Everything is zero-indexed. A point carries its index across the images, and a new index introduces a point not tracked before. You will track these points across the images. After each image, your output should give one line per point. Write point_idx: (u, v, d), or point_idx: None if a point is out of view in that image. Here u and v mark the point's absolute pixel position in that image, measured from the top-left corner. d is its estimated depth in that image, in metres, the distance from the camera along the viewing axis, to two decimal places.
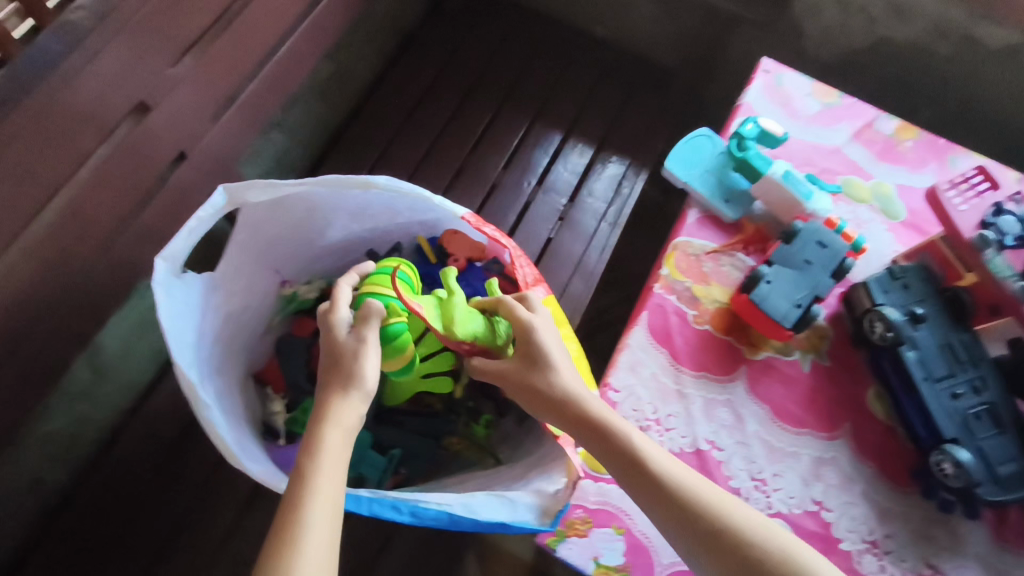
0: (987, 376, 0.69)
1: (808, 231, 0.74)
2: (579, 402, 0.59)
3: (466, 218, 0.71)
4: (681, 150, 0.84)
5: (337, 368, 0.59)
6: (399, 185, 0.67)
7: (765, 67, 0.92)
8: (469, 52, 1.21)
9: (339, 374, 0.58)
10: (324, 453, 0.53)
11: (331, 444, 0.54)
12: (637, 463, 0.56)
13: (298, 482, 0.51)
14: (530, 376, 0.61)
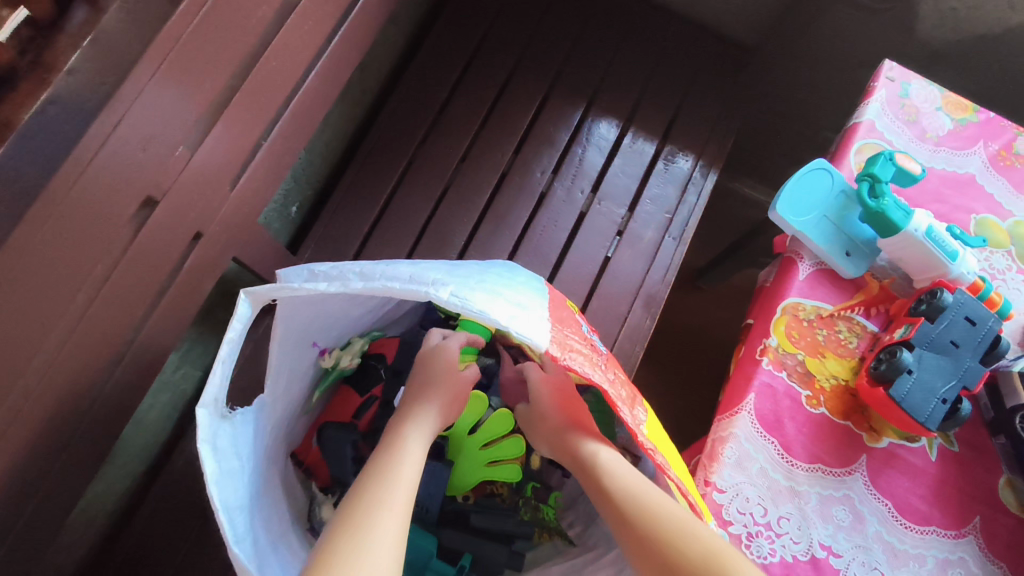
0: None
1: (956, 306, 0.62)
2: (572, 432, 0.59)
3: (549, 353, 0.47)
4: (792, 188, 0.70)
5: (426, 367, 0.62)
6: (467, 295, 0.49)
7: (888, 73, 0.76)
8: (511, 25, 1.03)
9: (432, 372, 0.61)
10: (420, 429, 0.55)
11: (422, 424, 0.56)
12: (619, 495, 0.51)
13: (383, 454, 0.51)
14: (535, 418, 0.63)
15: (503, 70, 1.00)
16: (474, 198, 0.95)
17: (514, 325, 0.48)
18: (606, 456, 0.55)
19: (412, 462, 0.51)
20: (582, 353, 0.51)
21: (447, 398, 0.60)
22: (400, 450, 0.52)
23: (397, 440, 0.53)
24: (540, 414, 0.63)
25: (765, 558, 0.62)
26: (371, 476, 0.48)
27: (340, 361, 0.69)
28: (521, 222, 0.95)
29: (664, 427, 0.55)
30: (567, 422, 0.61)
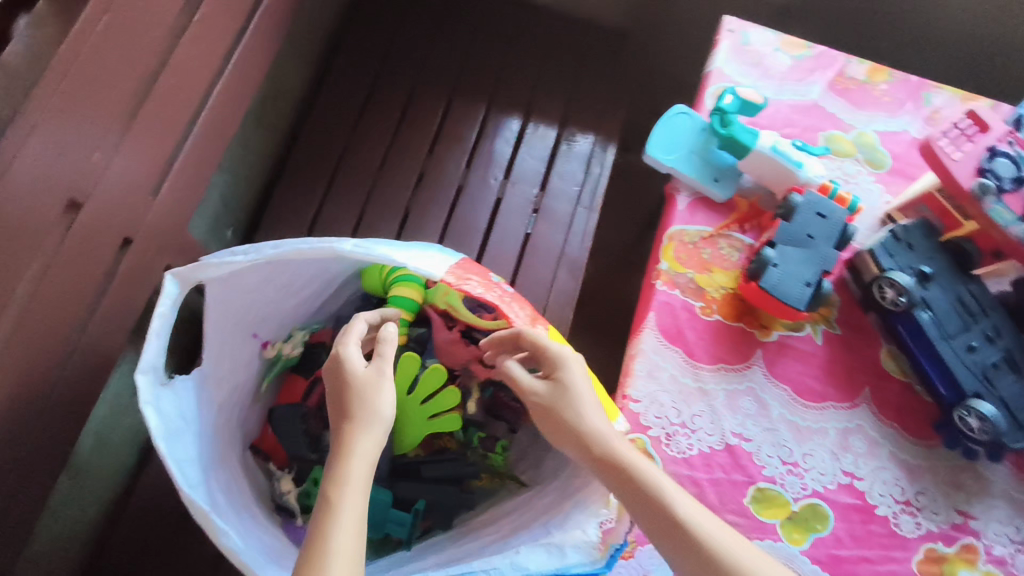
0: (999, 324, 0.68)
1: (807, 204, 0.72)
2: (605, 441, 0.53)
3: (444, 280, 0.60)
4: (660, 133, 0.80)
5: (352, 397, 0.53)
6: (368, 246, 0.59)
7: (728, 26, 0.87)
8: (408, 43, 1.12)
9: (359, 406, 0.52)
10: (358, 473, 0.48)
11: (355, 477, 0.48)
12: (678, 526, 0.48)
13: (316, 529, 0.44)
14: (559, 408, 0.55)
15: (407, 83, 1.10)
16: (396, 200, 1.03)
17: (412, 263, 0.60)
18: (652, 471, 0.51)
19: (349, 533, 0.44)
20: (477, 282, 0.63)
21: (376, 429, 0.51)
22: (336, 518, 0.45)
23: (325, 505, 0.46)
24: (567, 391, 0.56)
25: (684, 452, 0.69)
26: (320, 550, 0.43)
27: (283, 350, 0.76)
28: (444, 214, 1.03)
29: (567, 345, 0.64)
30: (592, 414, 0.55)
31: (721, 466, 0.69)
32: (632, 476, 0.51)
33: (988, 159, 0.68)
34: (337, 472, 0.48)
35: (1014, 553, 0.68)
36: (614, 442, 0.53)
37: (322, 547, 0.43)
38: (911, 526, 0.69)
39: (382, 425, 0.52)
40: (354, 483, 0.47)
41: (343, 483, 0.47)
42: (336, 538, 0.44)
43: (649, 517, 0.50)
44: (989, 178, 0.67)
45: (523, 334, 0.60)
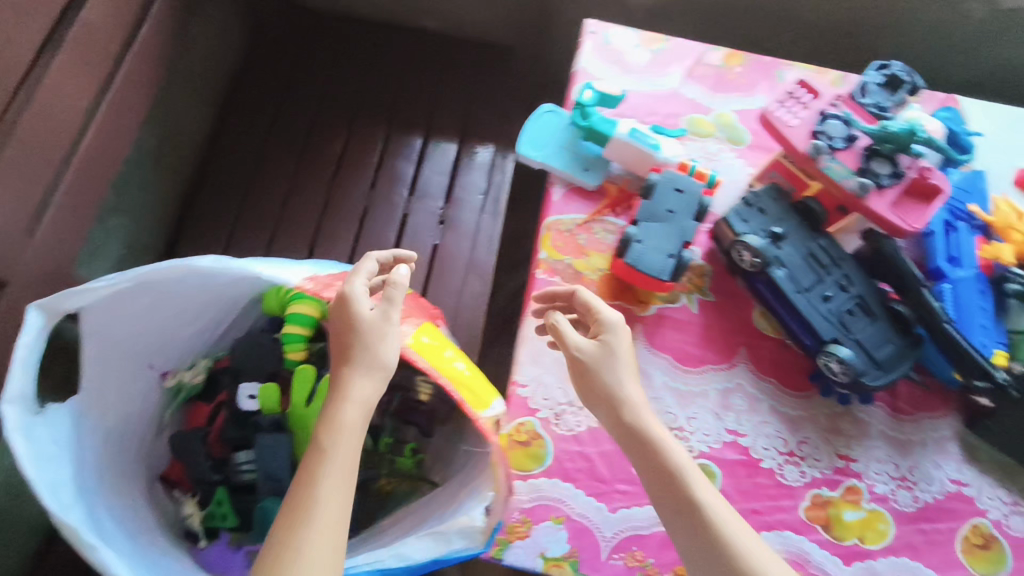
0: (851, 273, 0.72)
1: (664, 181, 0.76)
2: (630, 409, 0.58)
3: (302, 287, 0.64)
4: (529, 132, 0.84)
5: (356, 341, 0.57)
6: (226, 262, 0.63)
7: (589, 28, 0.92)
8: (306, 77, 1.17)
9: (361, 352, 0.56)
10: (354, 421, 0.54)
11: (347, 424, 0.53)
12: (683, 500, 0.54)
13: (310, 471, 0.51)
14: (600, 370, 0.60)
15: (307, 116, 1.14)
16: (304, 228, 1.06)
17: (271, 273, 0.64)
18: (670, 449, 0.57)
19: (335, 479, 0.51)
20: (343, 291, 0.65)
21: (374, 375, 0.56)
22: (326, 463, 0.51)
23: (317, 451, 0.52)
24: (612, 356, 0.60)
25: (573, 429, 0.72)
26: (304, 485, 0.50)
27: (184, 379, 0.78)
28: (352, 235, 1.06)
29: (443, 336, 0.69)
30: (626, 383, 0.60)
31: (609, 438, 0.72)
32: (654, 452, 0.57)
33: (821, 123, 0.72)
34: (331, 419, 0.53)
35: (894, 490, 0.72)
36: (638, 414, 0.58)
37: (310, 490, 0.50)
38: (795, 475, 0.72)
39: (381, 373, 0.56)
40: (346, 432, 0.53)
41: (337, 430, 0.53)
42: (322, 484, 0.50)
43: (659, 486, 0.56)
44: (822, 140, 0.72)
45: (582, 295, 0.65)
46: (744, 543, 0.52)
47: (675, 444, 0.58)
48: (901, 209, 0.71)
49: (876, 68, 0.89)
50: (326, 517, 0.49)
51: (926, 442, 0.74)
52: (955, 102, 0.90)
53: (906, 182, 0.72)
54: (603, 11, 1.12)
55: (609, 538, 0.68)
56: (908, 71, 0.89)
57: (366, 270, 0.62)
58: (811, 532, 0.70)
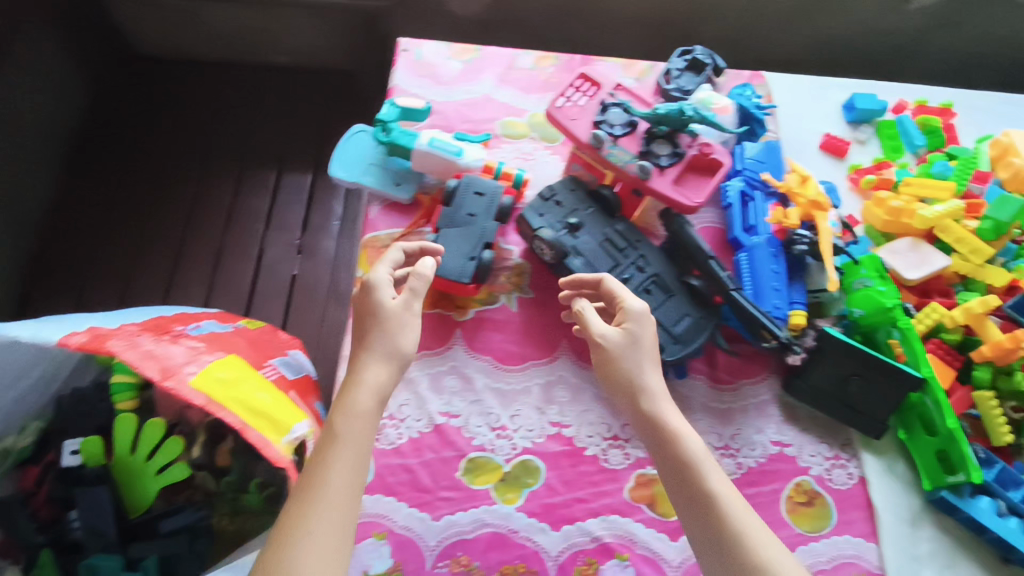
0: (647, 253, 0.73)
1: (464, 186, 0.77)
2: (646, 397, 0.58)
3: (72, 342, 0.63)
4: (341, 152, 0.84)
5: (375, 325, 0.60)
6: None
7: (403, 46, 0.94)
8: (155, 126, 1.17)
9: (379, 338, 0.59)
10: (362, 418, 0.55)
11: (363, 410, 0.55)
12: (694, 484, 0.53)
13: (322, 455, 0.52)
14: (619, 356, 0.60)
15: (157, 164, 1.14)
16: (158, 277, 1.06)
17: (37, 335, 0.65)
18: (683, 438, 0.56)
19: (348, 464, 0.52)
20: (125, 346, 0.64)
21: (390, 361, 0.59)
22: (340, 447, 0.53)
23: (331, 436, 0.53)
24: (636, 340, 0.60)
25: (394, 443, 0.72)
26: (315, 472, 0.52)
27: (9, 444, 0.76)
28: (207, 277, 1.06)
29: (246, 368, 0.69)
30: (648, 369, 0.60)
31: (431, 447, 0.72)
32: (667, 438, 0.56)
33: (602, 112, 0.74)
34: (348, 403, 0.55)
35: (718, 460, 0.73)
36: (654, 401, 0.58)
37: (321, 473, 0.51)
38: (619, 458, 0.73)
39: (396, 360, 0.59)
40: (359, 416, 0.54)
41: (354, 415, 0.54)
42: (334, 467, 0.51)
43: (671, 471, 0.55)
44: (603, 128, 0.73)
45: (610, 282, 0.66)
46: (754, 532, 0.50)
47: (691, 436, 0.56)
48: (685, 186, 0.73)
49: (679, 54, 0.93)
50: (333, 502, 0.50)
51: (747, 408, 0.76)
52: (759, 78, 0.93)
53: (689, 159, 0.74)
54: (436, 28, 1.13)
55: (433, 547, 0.67)
56: (710, 54, 0.92)
57: (391, 259, 0.66)
58: (636, 512, 0.70)
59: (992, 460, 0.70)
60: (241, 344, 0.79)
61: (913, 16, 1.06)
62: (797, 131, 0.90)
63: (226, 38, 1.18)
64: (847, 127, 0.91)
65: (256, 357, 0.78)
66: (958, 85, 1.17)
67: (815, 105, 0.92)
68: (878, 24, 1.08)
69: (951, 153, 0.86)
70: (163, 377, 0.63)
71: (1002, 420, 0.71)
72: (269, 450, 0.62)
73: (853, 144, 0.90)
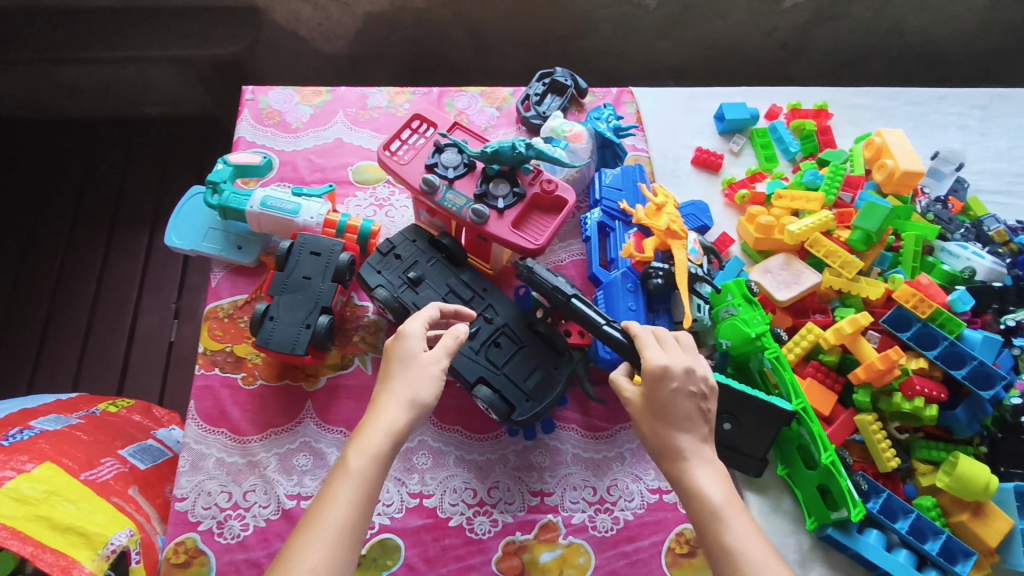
0: (495, 303, 0.70)
1: (299, 247, 0.73)
2: (681, 458, 0.51)
3: None
4: (179, 219, 0.80)
5: (398, 368, 0.54)
6: None
7: (248, 95, 0.89)
8: (16, 195, 1.10)
9: (401, 381, 0.53)
10: (368, 472, 0.48)
11: (376, 454, 0.49)
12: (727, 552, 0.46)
13: (322, 498, 0.47)
14: (645, 418, 0.53)
15: (19, 236, 1.07)
16: (24, 359, 0.99)
17: None
18: (714, 490, 0.49)
19: (349, 511, 0.46)
20: None
21: (412, 408, 0.52)
22: (343, 487, 0.47)
23: (341, 472, 0.48)
24: (652, 382, 0.53)
25: (239, 536, 0.66)
26: (309, 519, 0.46)
27: None
28: (76, 356, 0.99)
29: (64, 477, 0.63)
30: (680, 414, 0.52)
31: (279, 535, 0.66)
32: (697, 500, 0.49)
33: (436, 154, 0.71)
34: (362, 444, 0.49)
35: (592, 516, 0.68)
36: (685, 453, 0.51)
37: (318, 515, 0.46)
38: (486, 526, 0.67)
39: (417, 407, 0.52)
40: (371, 460, 0.48)
41: (368, 456, 0.48)
42: (330, 515, 0.45)
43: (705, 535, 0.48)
44: (437, 171, 0.70)
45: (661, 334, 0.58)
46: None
47: (732, 498, 0.49)
48: (526, 228, 0.70)
49: (539, 78, 0.89)
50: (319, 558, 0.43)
51: (623, 456, 0.71)
52: (627, 94, 0.90)
53: (530, 199, 0.71)
54: (304, 67, 1.07)
55: None
56: (570, 75, 0.89)
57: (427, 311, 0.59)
58: None
59: (877, 489, 0.65)
60: (77, 439, 0.72)
61: (793, 13, 1.02)
62: (666, 148, 0.87)
63: (85, 95, 1.12)
64: (720, 138, 0.88)
65: (93, 454, 0.71)
66: (854, 77, 1.13)
67: (685, 119, 0.89)
68: (759, 25, 1.03)
69: (824, 158, 0.83)
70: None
71: (886, 445, 0.66)
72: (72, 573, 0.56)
73: (726, 155, 0.87)
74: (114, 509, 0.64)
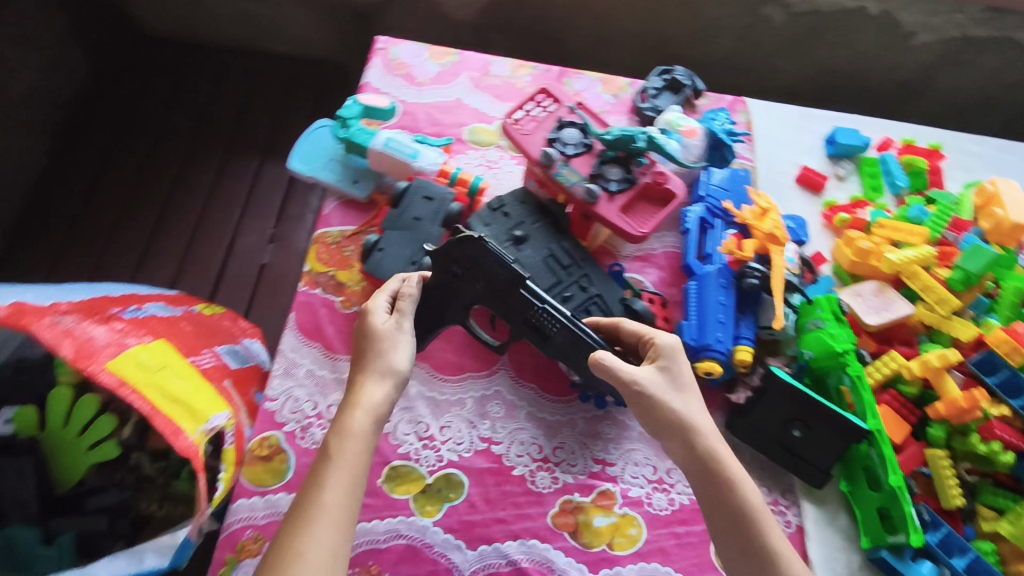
0: (591, 274, 0.73)
1: (414, 189, 0.77)
2: (701, 429, 0.57)
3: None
4: (303, 146, 0.85)
5: (369, 353, 0.60)
6: None
7: (380, 45, 0.94)
8: (147, 105, 1.19)
9: (374, 358, 0.59)
10: (357, 449, 0.53)
11: (357, 431, 0.54)
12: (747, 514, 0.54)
13: (314, 479, 0.51)
14: (672, 396, 0.58)
15: (143, 144, 1.16)
16: (131, 254, 1.07)
17: None
18: (728, 457, 0.56)
19: (343, 487, 0.51)
20: (66, 324, 0.65)
21: (387, 380, 0.58)
22: (333, 466, 0.52)
23: (325, 457, 0.52)
24: (676, 360, 0.60)
25: (318, 443, 0.70)
26: (306, 498, 0.50)
27: None
28: (176, 261, 1.07)
29: (174, 354, 0.69)
30: (692, 392, 0.59)
31: None
32: (718, 468, 0.56)
33: (557, 130, 0.75)
34: (343, 426, 0.54)
35: (650, 493, 0.70)
36: (702, 427, 0.58)
37: (313, 496, 0.50)
38: (547, 482, 0.70)
39: (392, 377, 0.59)
40: (353, 438, 0.53)
41: (349, 436, 0.53)
42: (329, 488, 0.50)
43: (721, 500, 0.55)
44: (555, 147, 0.74)
45: (628, 324, 0.66)
46: (803, 565, 0.53)
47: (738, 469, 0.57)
48: (632, 215, 0.73)
49: (659, 73, 0.92)
50: (327, 526, 0.48)
51: None
52: (742, 104, 0.92)
53: (641, 187, 0.73)
54: (430, 29, 1.12)
55: None
56: (690, 76, 0.91)
57: (388, 287, 0.66)
58: (558, 539, 0.67)
59: (937, 523, 0.66)
60: (182, 329, 0.78)
61: (917, 52, 1.02)
62: (773, 161, 0.88)
63: (223, 24, 1.20)
64: (827, 161, 0.89)
65: (196, 344, 0.77)
66: (966, 127, 1.12)
67: (796, 137, 0.90)
68: (881, 58, 1.04)
69: (931, 197, 0.84)
70: (79, 358, 0.62)
71: (953, 483, 0.67)
72: (179, 438, 0.61)
73: (831, 179, 0.88)
74: (215, 393, 0.70)
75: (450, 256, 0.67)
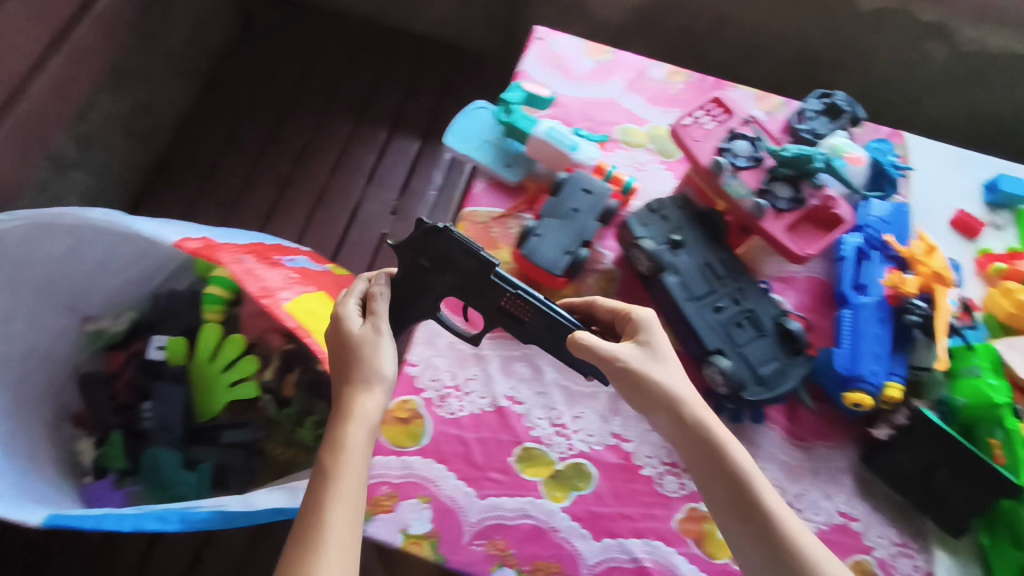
0: (745, 287, 0.73)
1: (573, 181, 0.79)
2: (720, 438, 0.55)
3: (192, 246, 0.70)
4: (460, 124, 0.87)
5: (352, 360, 0.56)
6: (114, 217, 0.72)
7: (538, 35, 0.96)
8: (288, 66, 1.24)
9: (358, 366, 0.55)
10: (355, 458, 0.49)
11: (352, 441, 0.50)
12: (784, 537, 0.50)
13: (315, 498, 0.47)
14: (682, 410, 0.56)
15: (281, 102, 1.21)
16: (260, 205, 1.11)
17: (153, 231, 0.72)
18: (751, 469, 0.54)
19: (347, 500, 0.47)
20: (252, 263, 0.70)
21: (376, 385, 0.54)
22: (335, 479, 0.48)
23: (322, 473, 0.48)
24: (666, 362, 0.58)
25: (455, 414, 0.72)
26: (310, 518, 0.46)
27: (105, 327, 0.84)
28: (302, 218, 1.10)
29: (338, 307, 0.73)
30: (692, 407, 0.56)
31: (490, 426, 0.72)
32: (745, 486, 0.53)
33: (728, 141, 0.75)
34: (337, 438, 0.50)
35: None
36: (721, 441, 0.55)
37: (317, 516, 0.46)
38: (674, 486, 0.71)
39: (380, 381, 0.55)
40: (347, 448, 0.50)
41: (343, 447, 0.50)
42: (332, 502, 0.46)
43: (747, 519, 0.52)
44: (726, 157, 0.74)
45: (603, 303, 0.64)
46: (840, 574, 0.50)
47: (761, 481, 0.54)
48: (798, 235, 0.73)
49: (819, 96, 0.90)
50: (337, 538, 0.45)
51: (818, 471, 0.71)
52: (899, 137, 0.90)
53: (809, 209, 0.73)
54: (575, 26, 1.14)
55: (473, 524, 0.66)
56: (851, 102, 0.90)
57: (357, 289, 0.63)
58: (681, 544, 0.68)
59: None
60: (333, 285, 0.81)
61: None
62: (928, 200, 0.86)
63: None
64: (984, 208, 0.86)
65: None
66: None
67: (954, 179, 0.88)
68: None
69: None
70: (262, 295, 0.66)
71: None
72: None
73: (987, 227, 0.85)
74: None
75: (416, 247, 0.62)
